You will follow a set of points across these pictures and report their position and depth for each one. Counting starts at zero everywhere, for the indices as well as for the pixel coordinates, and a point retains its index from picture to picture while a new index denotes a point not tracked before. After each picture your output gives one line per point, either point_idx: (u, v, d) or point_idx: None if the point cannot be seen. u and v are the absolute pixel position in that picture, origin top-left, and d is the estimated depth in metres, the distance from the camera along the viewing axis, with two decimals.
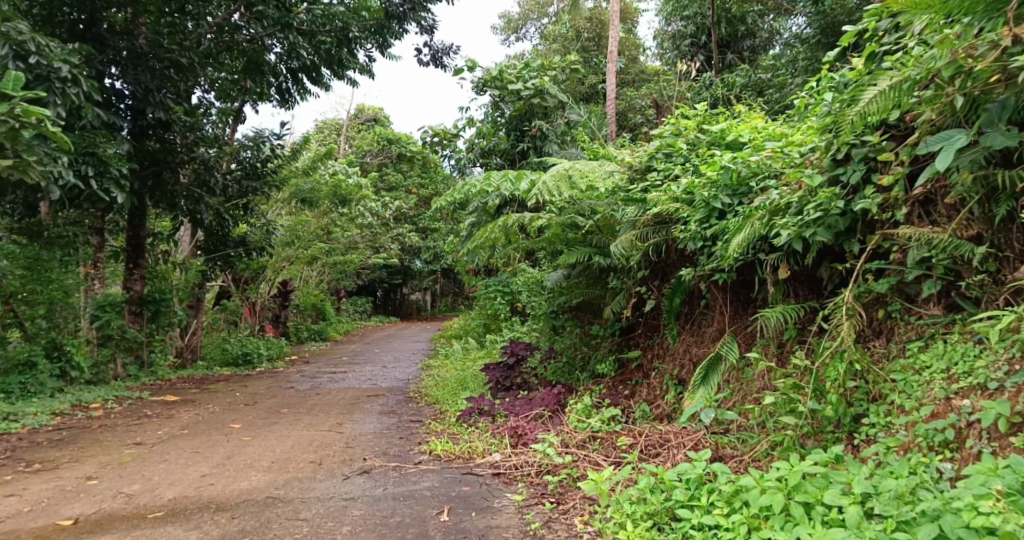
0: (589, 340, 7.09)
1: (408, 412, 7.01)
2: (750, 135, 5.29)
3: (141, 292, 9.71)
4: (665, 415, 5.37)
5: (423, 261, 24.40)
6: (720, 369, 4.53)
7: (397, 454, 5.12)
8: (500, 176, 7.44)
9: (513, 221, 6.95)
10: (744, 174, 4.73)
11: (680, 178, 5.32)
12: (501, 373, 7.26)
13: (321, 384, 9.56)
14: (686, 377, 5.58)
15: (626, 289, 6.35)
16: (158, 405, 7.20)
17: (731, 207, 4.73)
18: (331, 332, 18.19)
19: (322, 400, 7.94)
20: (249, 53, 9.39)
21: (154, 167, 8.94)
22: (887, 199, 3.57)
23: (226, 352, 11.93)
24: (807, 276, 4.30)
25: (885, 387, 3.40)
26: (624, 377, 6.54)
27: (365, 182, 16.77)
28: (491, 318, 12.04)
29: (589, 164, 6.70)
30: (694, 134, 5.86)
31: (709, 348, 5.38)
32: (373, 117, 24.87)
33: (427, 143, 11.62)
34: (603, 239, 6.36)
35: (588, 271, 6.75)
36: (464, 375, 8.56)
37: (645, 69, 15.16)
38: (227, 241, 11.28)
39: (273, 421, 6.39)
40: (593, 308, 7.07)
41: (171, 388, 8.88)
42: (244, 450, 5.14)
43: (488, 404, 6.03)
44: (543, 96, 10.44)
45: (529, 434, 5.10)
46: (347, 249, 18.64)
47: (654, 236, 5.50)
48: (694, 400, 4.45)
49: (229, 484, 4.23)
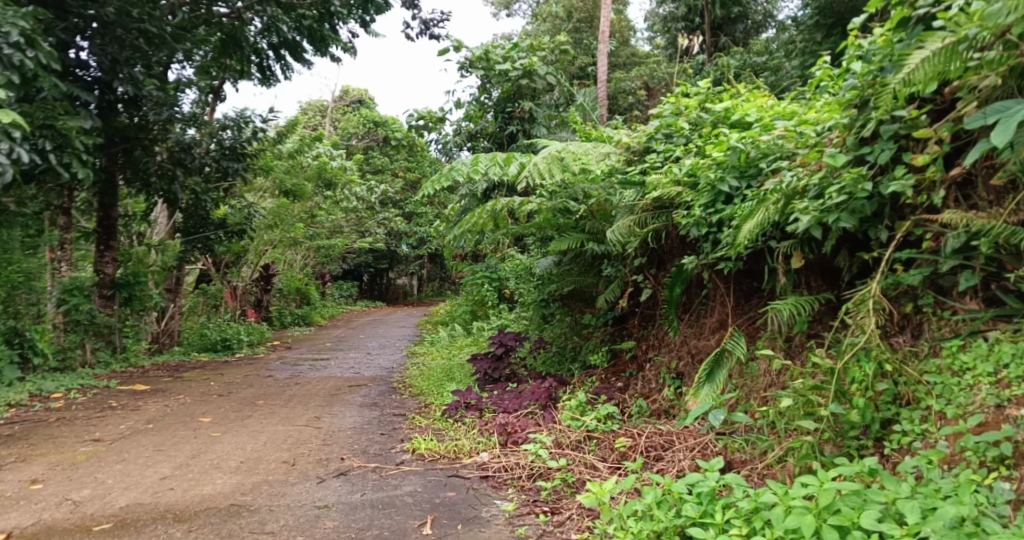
0: (580, 329, 6.77)
1: (391, 404, 6.66)
2: (758, 113, 4.86)
3: (113, 275, 9.26)
4: (663, 411, 5.05)
5: (409, 246, 23.97)
6: (726, 365, 4.18)
7: (378, 454, 4.75)
8: (488, 159, 7.04)
9: (502, 205, 6.67)
10: (755, 154, 4.33)
11: (683, 159, 4.96)
12: (488, 364, 6.78)
13: (301, 373, 9.18)
14: (684, 371, 5.26)
15: (622, 277, 6.03)
16: (123, 396, 6.79)
17: (739, 191, 4.35)
18: (316, 317, 17.76)
19: (302, 390, 7.57)
20: (226, 27, 8.86)
21: (124, 144, 8.44)
22: (922, 181, 3.23)
23: (204, 338, 11.49)
24: (823, 265, 3.96)
25: (919, 391, 3.07)
26: (616, 369, 6.21)
27: (349, 164, 16.30)
28: (478, 305, 11.69)
29: (583, 145, 6.30)
30: (696, 113, 5.40)
31: (712, 341, 5.04)
32: (359, 98, 24.38)
33: (412, 125, 11.19)
34: (597, 225, 5.99)
35: (581, 258, 6.42)
36: (450, 365, 8.20)
37: (636, 52, 14.77)
38: (207, 223, 10.78)
39: (245, 414, 6.01)
40: (584, 296, 6.73)
41: (141, 376, 8.47)
42: (212, 448, 4.77)
43: (475, 398, 5.68)
44: (532, 78, 10.06)
45: (519, 431, 4.76)
46: (331, 233, 18.21)
47: (654, 222, 5.14)
48: (699, 400, 4.10)
49: (191, 489, 3.86)
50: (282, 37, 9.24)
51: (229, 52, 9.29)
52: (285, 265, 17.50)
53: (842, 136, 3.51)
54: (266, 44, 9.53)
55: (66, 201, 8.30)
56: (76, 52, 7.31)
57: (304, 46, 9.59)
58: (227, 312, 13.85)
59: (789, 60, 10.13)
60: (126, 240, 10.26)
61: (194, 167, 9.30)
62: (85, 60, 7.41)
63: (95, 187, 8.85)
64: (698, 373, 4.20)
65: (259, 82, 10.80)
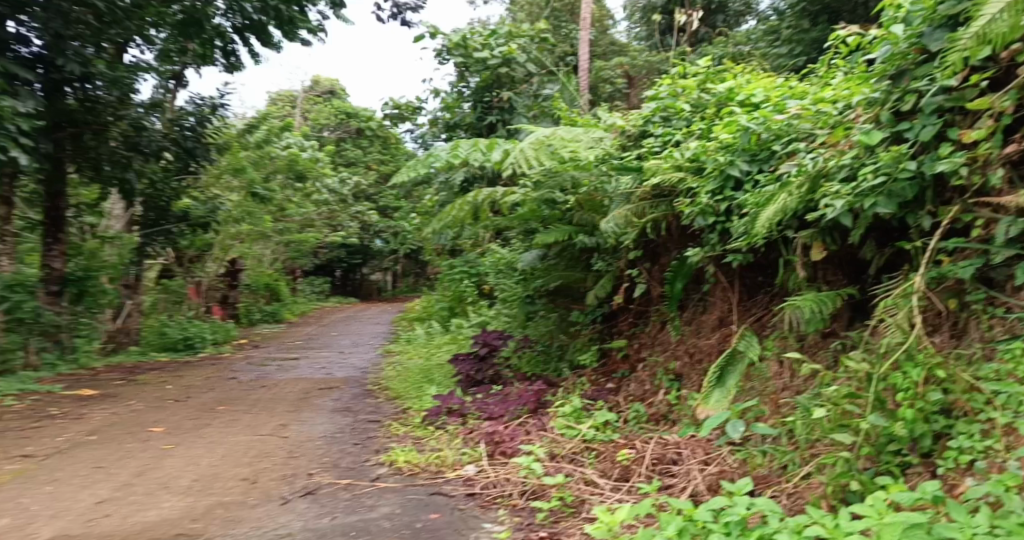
0: (567, 326, 6.39)
1: (366, 409, 6.21)
2: (767, 91, 4.34)
3: (62, 271, 8.74)
4: (661, 416, 4.64)
5: (384, 241, 23.41)
6: (739, 369, 3.81)
7: (351, 468, 4.30)
8: (469, 146, 6.58)
9: (485, 196, 6.24)
10: (767, 136, 3.86)
11: (685, 143, 4.55)
12: (471, 365, 6.34)
13: (268, 374, 8.68)
14: (682, 372, 4.86)
15: (614, 273, 5.61)
16: (67, 403, 6.30)
17: (751, 176, 3.89)
18: (286, 314, 17.16)
19: (268, 393, 7.08)
20: (188, 7, 8.26)
21: (72, 128, 7.88)
22: (973, 160, 2.87)
23: (165, 337, 10.90)
24: (847, 258, 3.54)
25: (974, 401, 2.71)
26: (608, 370, 5.79)
27: (321, 156, 15.73)
28: (456, 302, 11.23)
29: (573, 131, 5.87)
30: (696, 94, 4.93)
31: (715, 340, 4.66)
32: (330, 89, 23.77)
33: (386, 114, 10.68)
34: (587, 217, 5.58)
35: (568, 252, 6.04)
36: (427, 366, 7.75)
37: (615, 41, 14.38)
38: (168, 215, 10.24)
39: (204, 423, 5.51)
40: (572, 292, 6.35)
41: (91, 380, 7.95)
42: (162, 464, 4.33)
43: (458, 402, 5.25)
44: (511, 65, 9.66)
45: (509, 441, 4.33)
46: (302, 226, 17.62)
47: (652, 212, 4.72)
48: (710, 408, 3.72)
49: (132, 515, 3.42)
50: (246, 17, 8.76)
51: (190, 33, 8.79)
52: (254, 260, 16.90)
53: (876, 110, 3.14)
54: (228, 25, 9.04)
55: (9, 192, 7.78)
56: (16, 26, 6.87)
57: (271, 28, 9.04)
58: (191, 309, 13.25)
59: (776, 47, 9.79)
60: (77, 234, 9.67)
61: (150, 153, 8.80)
62: (24, 35, 7.00)
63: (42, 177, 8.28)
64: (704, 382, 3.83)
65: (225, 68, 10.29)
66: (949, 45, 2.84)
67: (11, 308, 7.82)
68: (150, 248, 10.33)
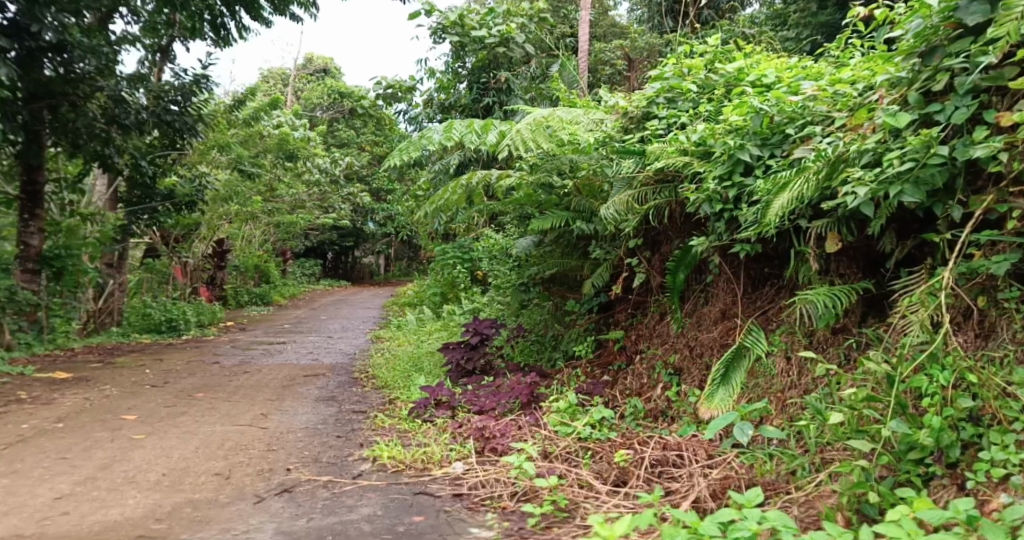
0: (562, 316, 6.19)
1: (351, 398, 6.00)
2: (780, 72, 4.07)
3: (40, 249, 8.54)
4: (659, 413, 4.42)
5: (377, 224, 23.13)
6: (744, 366, 3.56)
7: (332, 463, 4.09)
8: (463, 126, 6.29)
9: (479, 178, 5.98)
10: (780, 119, 3.60)
11: (691, 125, 4.29)
12: (462, 353, 6.03)
13: (252, 358, 8.45)
14: (683, 367, 4.63)
15: (612, 261, 5.39)
16: (39, 387, 6.19)
17: (761, 161, 3.62)
18: (276, 297, 16.91)
19: (251, 379, 6.86)
20: None
21: (49, 100, 7.60)
22: (1010, 145, 2.65)
23: (148, 318, 10.62)
24: (865, 251, 3.32)
25: (1009, 410, 2.49)
26: (604, 362, 5.56)
27: (313, 137, 15.41)
28: (448, 287, 10.99)
29: (573, 112, 5.67)
30: (703, 74, 4.65)
31: (717, 333, 4.44)
32: (324, 69, 23.44)
33: (378, 94, 10.36)
34: (585, 203, 5.33)
35: (564, 238, 5.80)
36: (417, 353, 7.54)
37: (615, 24, 14.06)
38: (154, 193, 10.02)
39: (179, 412, 5.32)
40: (567, 280, 6.12)
41: (67, 362, 7.82)
42: (130, 455, 4.18)
43: (447, 394, 5.04)
44: (509, 46, 9.39)
45: (500, 438, 4.13)
46: (293, 207, 17.36)
47: (655, 198, 4.48)
48: (714, 409, 3.49)
49: (90, 515, 3.27)
50: None
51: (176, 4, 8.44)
52: (243, 242, 16.63)
53: (903, 90, 2.92)
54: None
55: None
56: None
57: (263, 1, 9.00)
58: (177, 290, 13.01)
59: (782, 31, 9.50)
60: (57, 211, 9.43)
61: (131, 128, 8.47)
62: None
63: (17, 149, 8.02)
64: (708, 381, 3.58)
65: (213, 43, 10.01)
66: (997, 16, 2.62)
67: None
68: (135, 227, 10.11)
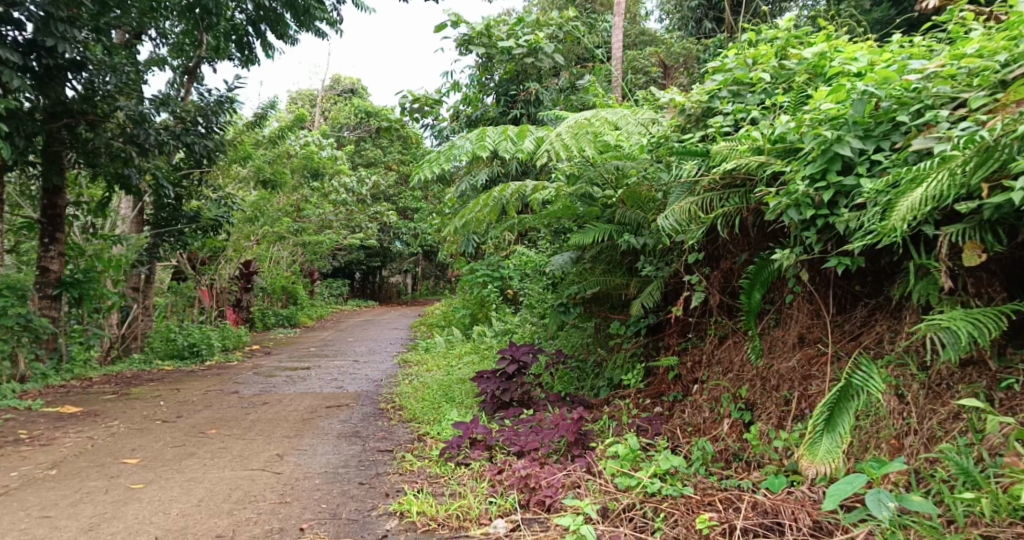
0: (606, 339, 5.64)
1: (377, 432, 5.46)
2: (873, 53, 3.43)
3: (60, 274, 8.15)
4: (732, 456, 3.80)
5: (404, 243, 22.73)
6: (854, 409, 2.99)
7: (352, 520, 3.57)
8: (496, 133, 5.71)
9: (513, 190, 5.36)
10: (888, 105, 3.00)
11: (767, 119, 3.69)
12: (497, 384, 5.35)
13: (274, 387, 7.93)
14: (756, 401, 4.00)
15: (662, 278, 4.79)
16: (44, 424, 5.72)
17: (864, 157, 3.00)
18: (304, 318, 16.50)
19: (271, 411, 6.35)
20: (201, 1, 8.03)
21: (65, 118, 7.31)
22: None
23: (171, 343, 10.20)
24: (1008, 263, 2.87)
25: None
26: (656, 392, 4.95)
27: (339, 156, 15.05)
28: (478, 307, 10.44)
29: (619, 112, 5.02)
30: (774, 63, 4.05)
31: (795, 363, 3.82)
32: (351, 89, 23.29)
33: (405, 109, 9.86)
34: (629, 214, 4.79)
35: (608, 254, 5.21)
36: (448, 380, 6.97)
37: (646, 32, 13.50)
38: (180, 216, 9.72)
39: (188, 453, 4.83)
40: (612, 299, 5.47)
41: (81, 393, 7.36)
42: (123, 512, 3.71)
43: (483, 432, 4.47)
44: (538, 56, 8.83)
45: (548, 488, 3.57)
46: (320, 227, 17.02)
47: (721, 206, 3.86)
48: (824, 464, 2.92)
49: None
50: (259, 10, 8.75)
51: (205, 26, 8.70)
52: (271, 262, 16.29)
53: None
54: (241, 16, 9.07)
55: None
56: (14, 12, 6.31)
57: (286, 18, 9.04)
58: (202, 314, 12.61)
59: None
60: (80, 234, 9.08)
61: (154, 149, 8.05)
62: (19, 20, 6.43)
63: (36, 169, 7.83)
64: (809, 428, 3.03)
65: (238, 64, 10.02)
66: None
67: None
68: (161, 250, 9.75)
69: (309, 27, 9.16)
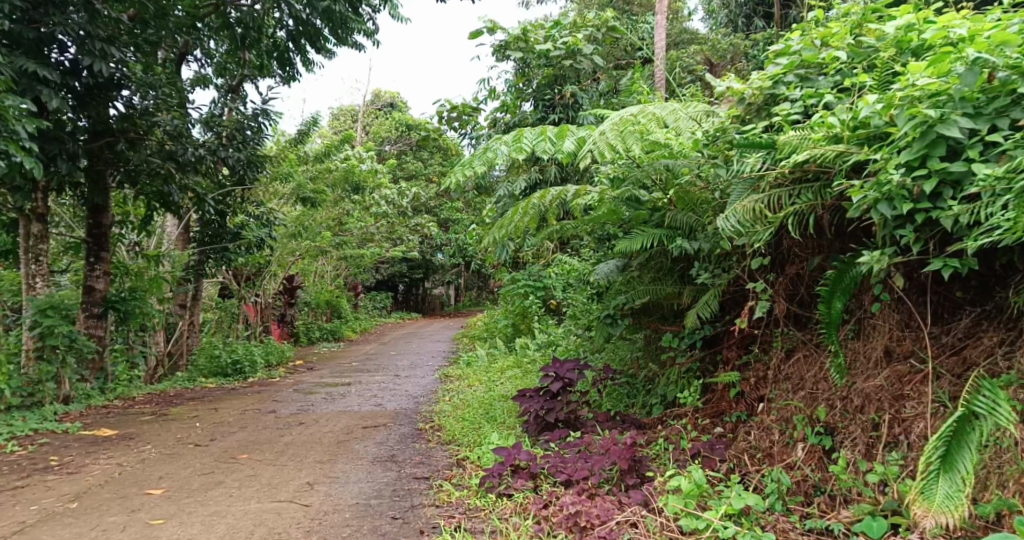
0: (657, 353, 5.17)
1: (415, 456, 5.10)
2: (971, 20, 2.96)
3: (106, 292, 7.98)
4: (811, 489, 3.43)
5: (445, 255, 22.49)
6: (974, 442, 2.80)
7: None
8: (534, 134, 5.30)
9: (553, 196, 4.93)
10: (1006, 75, 2.60)
11: (848, 102, 3.27)
12: (541, 403, 4.93)
13: (314, 405, 7.64)
14: (838, 425, 3.53)
15: (721, 287, 4.30)
16: (75, 449, 5.49)
17: (976, 139, 2.62)
18: (347, 331, 16.31)
19: (307, 433, 6.04)
20: (244, 17, 7.99)
21: (107, 137, 7.11)
22: None
23: (214, 361, 9.96)
24: None
25: None
26: (715, 411, 4.48)
27: (380, 169, 14.85)
28: (520, 318, 10.01)
29: (668, 106, 4.54)
30: (850, 41, 3.58)
31: (881, 379, 3.40)
32: (391, 103, 23.23)
33: (443, 118, 9.56)
34: (682, 217, 4.38)
35: (656, 262, 4.78)
36: (491, 397, 6.58)
37: (689, 31, 13.02)
38: (225, 233, 9.63)
39: (215, 481, 4.54)
40: (663, 309, 5.03)
41: (120, 414, 7.16)
42: None
43: (527, 458, 4.06)
44: (577, 58, 8.47)
45: (600, 530, 3.34)
46: (362, 241, 16.87)
47: (792, 203, 3.41)
48: (943, 507, 2.76)
49: None
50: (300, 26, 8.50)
51: (245, 45, 8.57)
52: (315, 277, 16.16)
53: None
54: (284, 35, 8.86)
55: (42, 205, 7.21)
56: (51, 31, 6.09)
57: (325, 34, 8.74)
58: (247, 330, 12.45)
59: None
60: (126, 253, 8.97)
61: (196, 164, 7.79)
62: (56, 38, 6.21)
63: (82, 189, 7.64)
64: (923, 464, 2.85)
65: (280, 81, 9.87)
66: None
67: (41, 333, 7.09)
68: (205, 267, 9.64)
69: (348, 42, 8.96)
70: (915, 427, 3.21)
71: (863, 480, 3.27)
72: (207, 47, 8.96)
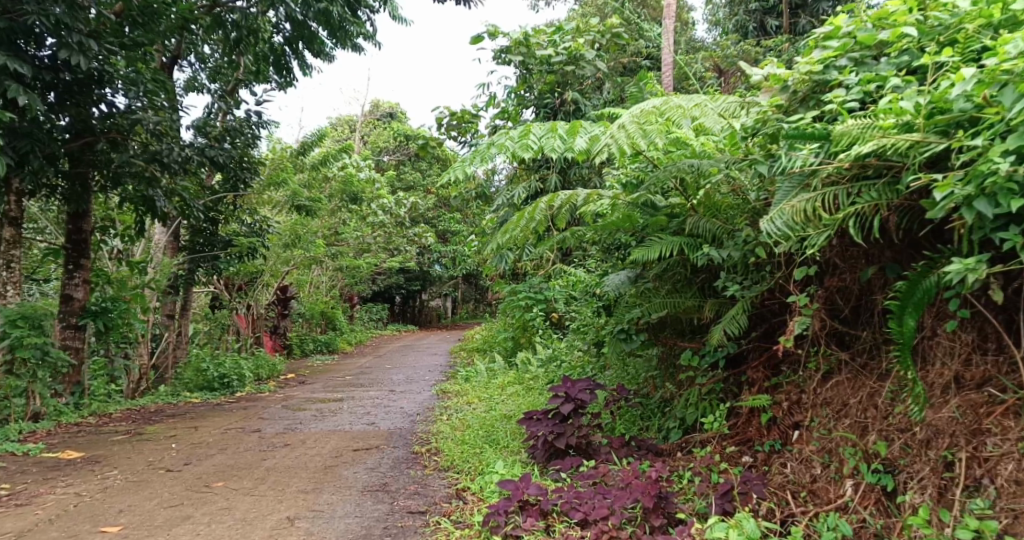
0: (674, 371, 4.64)
1: (409, 485, 4.57)
2: None
3: (85, 302, 7.47)
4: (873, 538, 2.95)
5: (444, 266, 22.00)
6: None
7: None
8: (543, 131, 4.80)
9: (563, 200, 4.38)
10: None
11: (924, 82, 2.85)
12: (549, 427, 4.41)
13: (303, 424, 7.12)
14: (901, 462, 3.05)
15: (751, 300, 3.80)
16: (33, 474, 4.97)
17: None
18: (342, 344, 15.77)
19: (291, 456, 5.52)
20: (244, 22, 7.55)
21: (85, 138, 6.55)
22: None
23: (200, 374, 9.42)
24: None
25: None
26: (742, 438, 3.96)
27: (376, 177, 14.39)
28: (521, 332, 9.50)
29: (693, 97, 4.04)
30: (916, 18, 3.10)
31: (950, 410, 2.93)
32: (389, 113, 22.81)
33: (441, 126, 9.07)
34: (705, 223, 3.87)
35: (675, 272, 4.28)
36: (493, 417, 6.06)
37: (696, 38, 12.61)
38: (215, 240, 9.15)
39: (182, 515, 4.02)
40: (681, 323, 4.51)
41: (93, 433, 6.64)
42: None
43: (537, 494, 3.56)
44: (579, 64, 7.99)
45: None
46: (358, 252, 16.37)
47: (852, 203, 2.93)
48: None
49: None
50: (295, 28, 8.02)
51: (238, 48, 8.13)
52: (310, 287, 15.65)
53: None
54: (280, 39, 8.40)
55: (15, 208, 6.72)
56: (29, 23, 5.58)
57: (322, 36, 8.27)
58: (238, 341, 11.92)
59: None
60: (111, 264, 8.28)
61: (179, 168, 7.27)
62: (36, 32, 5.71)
63: (59, 192, 7.05)
64: None
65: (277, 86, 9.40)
66: None
67: (11, 344, 6.54)
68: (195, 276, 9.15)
69: (347, 44, 8.51)
70: (1002, 469, 2.74)
71: (945, 533, 2.78)
72: (202, 51, 8.58)
